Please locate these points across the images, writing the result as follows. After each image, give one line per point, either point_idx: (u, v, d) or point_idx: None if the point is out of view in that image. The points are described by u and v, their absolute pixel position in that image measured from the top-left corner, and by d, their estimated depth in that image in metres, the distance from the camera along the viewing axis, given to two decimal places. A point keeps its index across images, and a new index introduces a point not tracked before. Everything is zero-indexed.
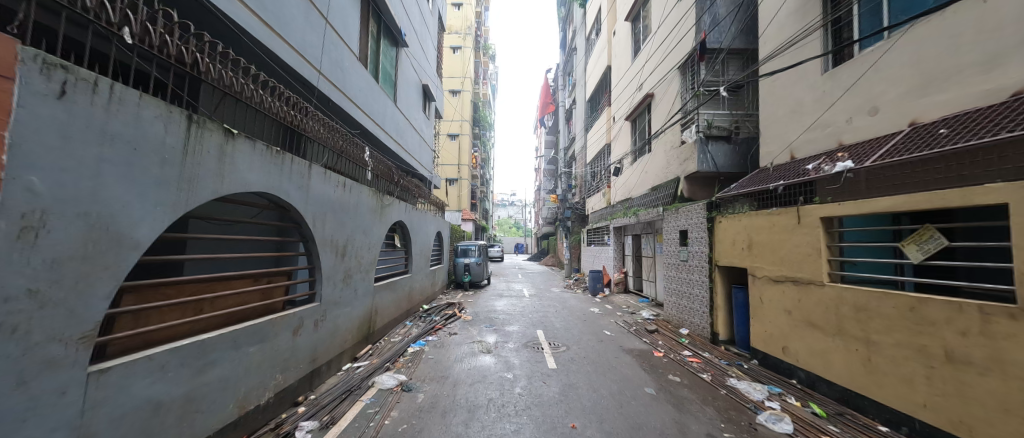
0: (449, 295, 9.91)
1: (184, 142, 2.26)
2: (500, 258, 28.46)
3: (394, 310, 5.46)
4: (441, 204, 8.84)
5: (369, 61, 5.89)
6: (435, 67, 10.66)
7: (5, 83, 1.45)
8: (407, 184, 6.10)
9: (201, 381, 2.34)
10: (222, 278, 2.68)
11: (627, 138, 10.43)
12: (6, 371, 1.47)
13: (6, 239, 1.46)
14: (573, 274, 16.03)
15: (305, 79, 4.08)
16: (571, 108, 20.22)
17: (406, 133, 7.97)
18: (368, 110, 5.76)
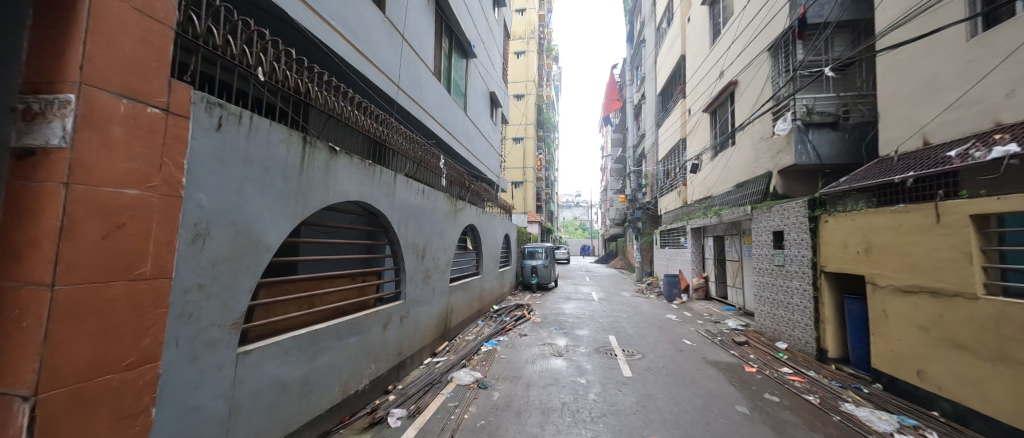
0: (518, 297, 10.09)
1: (299, 159, 2.63)
2: (567, 260, 28.22)
3: (467, 310, 5.73)
4: (509, 207, 9.07)
5: (442, 75, 6.29)
6: (501, 74, 11.01)
7: (183, 121, 1.88)
8: (477, 189, 6.37)
9: (313, 366, 2.71)
10: (328, 276, 3.04)
11: (706, 131, 9.63)
12: (183, 347, 1.90)
13: (183, 243, 1.90)
14: (644, 278, 15.20)
15: (390, 96, 4.51)
16: (640, 103, 19.30)
17: (475, 139, 8.32)
18: (442, 120, 6.15)
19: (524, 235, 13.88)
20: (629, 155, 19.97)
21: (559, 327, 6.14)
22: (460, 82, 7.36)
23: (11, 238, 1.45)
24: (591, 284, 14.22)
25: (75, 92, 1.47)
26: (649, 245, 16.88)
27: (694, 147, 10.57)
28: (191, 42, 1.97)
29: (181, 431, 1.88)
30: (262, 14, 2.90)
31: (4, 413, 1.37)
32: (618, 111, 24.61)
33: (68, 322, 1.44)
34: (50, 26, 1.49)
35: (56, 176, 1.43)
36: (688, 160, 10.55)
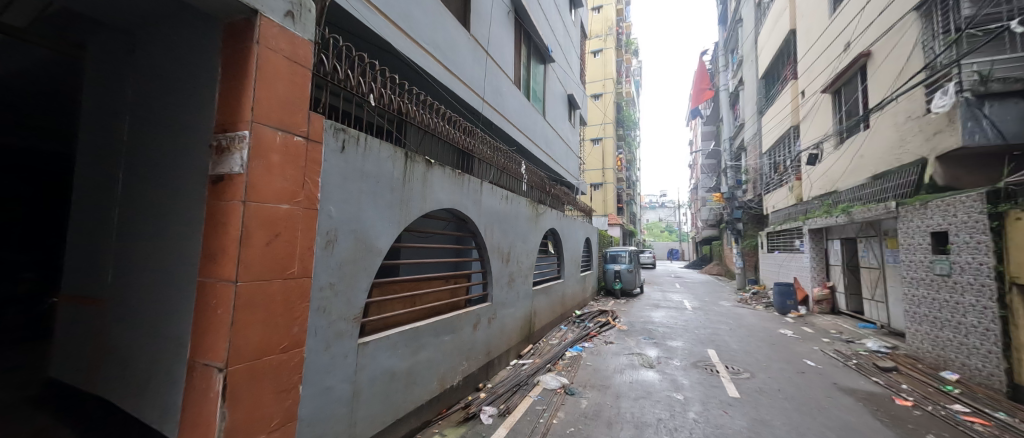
0: (600, 302, 9.82)
1: (403, 172, 2.93)
2: (652, 265, 26.58)
3: (550, 314, 5.76)
4: (589, 210, 8.89)
5: (521, 83, 6.48)
6: (579, 76, 10.90)
7: (318, 146, 2.25)
8: (557, 193, 6.38)
9: (416, 360, 2.98)
10: (427, 278, 3.31)
11: (829, 114, 8.19)
12: (320, 336, 2.26)
13: (319, 247, 2.27)
14: (747, 287, 13.48)
15: (475, 108, 4.77)
16: (737, 90, 17.28)
17: (554, 143, 8.35)
18: (522, 127, 6.31)
19: (605, 238, 13.44)
20: (724, 149, 18.00)
21: (649, 337, 5.78)
22: (539, 88, 7.49)
23: (210, 244, 1.88)
24: (682, 292, 13.09)
25: (249, 128, 1.85)
26: (753, 249, 14.91)
27: (814, 134, 9.05)
28: (323, 78, 2.35)
29: (318, 406, 2.23)
30: (372, 48, 3.32)
31: (207, 380, 1.78)
32: (709, 101, 22.35)
33: (246, 311, 1.81)
34: (233, 80, 1.91)
35: (237, 195, 1.82)
36: (803, 150, 9.09)
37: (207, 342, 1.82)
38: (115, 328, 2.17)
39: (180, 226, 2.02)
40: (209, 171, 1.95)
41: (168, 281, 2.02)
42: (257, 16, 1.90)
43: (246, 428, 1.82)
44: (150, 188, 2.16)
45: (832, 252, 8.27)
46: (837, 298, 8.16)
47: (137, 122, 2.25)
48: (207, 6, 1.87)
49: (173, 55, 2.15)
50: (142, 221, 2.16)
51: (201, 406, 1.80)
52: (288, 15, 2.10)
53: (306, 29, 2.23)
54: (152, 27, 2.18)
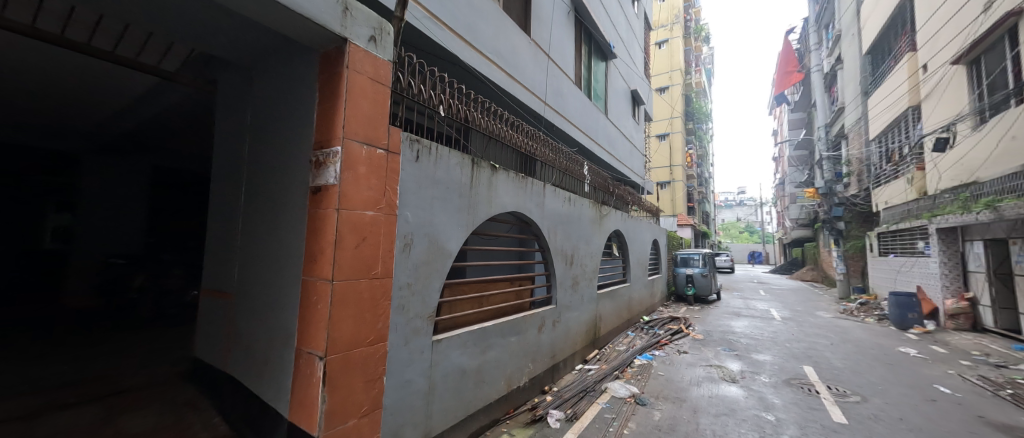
0: (671, 308, 9.27)
1: (470, 177, 3.04)
2: (730, 269, 24.35)
3: (616, 319, 5.58)
4: (656, 210, 8.45)
5: (583, 83, 6.39)
6: (643, 70, 10.46)
7: (396, 157, 2.44)
8: (621, 193, 6.16)
9: (484, 359, 3.07)
10: (493, 280, 3.40)
11: (965, 89, 6.76)
12: (400, 332, 2.44)
13: (397, 250, 2.45)
14: (853, 296, 11.63)
15: (536, 112, 4.80)
16: (834, 70, 15.09)
17: (617, 141, 8.07)
18: (583, 127, 6.21)
19: (674, 241, 12.64)
20: (819, 138, 15.82)
21: (729, 349, 5.28)
22: (601, 86, 7.30)
23: (312, 247, 2.14)
24: (768, 300, 11.73)
25: (340, 144, 2.07)
26: (860, 252, 12.82)
27: (944, 115, 7.50)
28: (400, 94, 2.54)
29: (399, 397, 2.41)
30: (440, 62, 3.52)
31: (310, 366, 2.03)
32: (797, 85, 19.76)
33: (340, 306, 2.03)
34: (328, 101, 2.16)
35: (332, 204, 2.05)
36: (927, 134, 7.62)
37: (310, 333, 2.07)
38: (240, 318, 2.56)
39: (288, 232, 2.33)
40: (310, 183, 2.22)
41: (280, 279, 2.33)
42: (346, 43, 2.14)
43: (341, 411, 2.04)
44: (264, 199, 2.53)
45: (974, 257, 6.80)
46: (980, 312, 6.68)
47: (254, 143, 2.64)
48: (307, 39, 2.14)
49: (280, 84, 2.49)
50: (260, 228, 2.52)
51: (306, 389, 2.05)
52: (371, 40, 2.32)
53: (385, 50, 2.44)
54: (265, 62, 2.56)
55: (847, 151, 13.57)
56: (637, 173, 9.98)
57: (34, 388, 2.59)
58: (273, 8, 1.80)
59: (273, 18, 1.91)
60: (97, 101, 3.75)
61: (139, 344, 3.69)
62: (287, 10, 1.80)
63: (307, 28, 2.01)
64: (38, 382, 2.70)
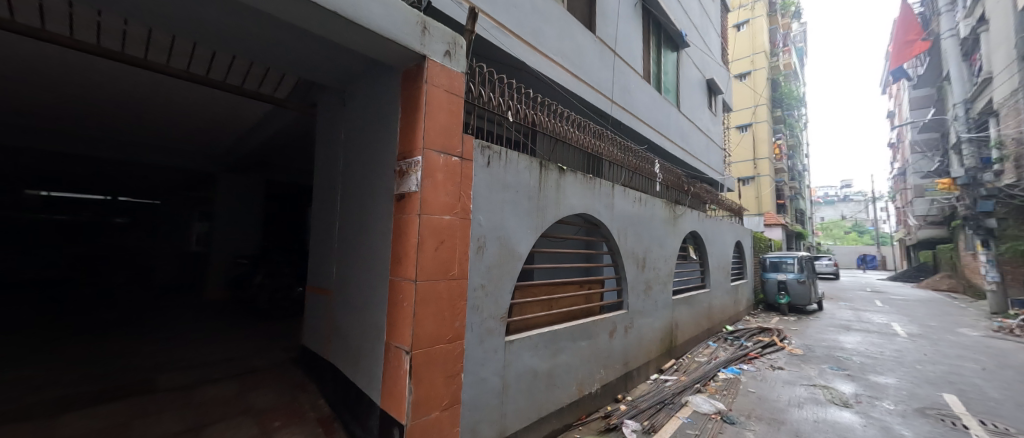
0: (760, 318, 8.40)
1: (539, 180, 3.04)
2: (834, 274, 21.28)
3: (694, 327, 5.21)
4: (737, 209, 7.70)
5: (651, 76, 6.10)
6: (720, 56, 9.62)
7: (469, 163, 2.55)
8: (698, 191, 5.70)
9: (555, 362, 3.06)
10: (562, 283, 3.37)
11: None
12: (475, 331, 2.54)
13: (471, 253, 2.55)
14: (1013, 311, 9.33)
15: (602, 110, 4.68)
16: (975, 32, 12.37)
17: (690, 135, 7.52)
18: (652, 123, 5.91)
19: (761, 242, 11.34)
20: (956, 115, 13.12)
21: (837, 368, 4.60)
22: (670, 78, 6.87)
23: (397, 250, 2.33)
24: (886, 312, 9.92)
25: (421, 154, 2.23)
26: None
27: None
28: (472, 102, 2.64)
29: (475, 394, 2.50)
30: (507, 69, 3.61)
31: (397, 359, 2.20)
32: (920, 55, 16.54)
33: (422, 305, 2.17)
34: (409, 115, 2.34)
35: (415, 209, 2.21)
36: None
37: (397, 329, 2.25)
38: (337, 313, 2.87)
39: (377, 235, 2.56)
40: (394, 190, 2.42)
41: (370, 278, 2.57)
42: (425, 60, 2.30)
43: (426, 403, 2.18)
44: (356, 206, 2.80)
45: None
46: None
47: (347, 156, 2.94)
48: (392, 59, 2.35)
49: (370, 102, 2.72)
50: (352, 233, 2.81)
51: (394, 380, 2.23)
52: (446, 54, 2.45)
53: (459, 62, 2.56)
54: (354, 84, 2.85)
55: (998, 130, 10.98)
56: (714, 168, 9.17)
57: (192, 362, 3.21)
58: (364, 33, 2.04)
59: (363, 43, 2.16)
60: (230, 126, 4.53)
61: (263, 330, 4.38)
62: (374, 33, 2.02)
63: (392, 50, 2.22)
64: (194, 358, 3.34)
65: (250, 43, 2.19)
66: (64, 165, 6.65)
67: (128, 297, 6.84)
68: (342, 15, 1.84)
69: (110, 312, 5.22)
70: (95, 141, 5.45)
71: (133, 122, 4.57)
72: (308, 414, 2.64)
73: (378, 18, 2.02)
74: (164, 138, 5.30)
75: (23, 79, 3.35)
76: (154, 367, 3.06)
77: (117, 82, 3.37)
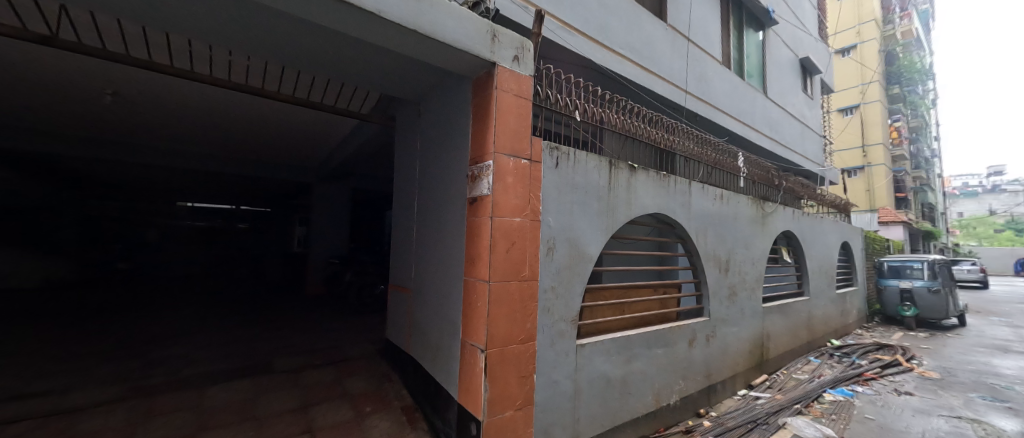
0: (877, 332, 7.22)
1: (608, 180, 2.94)
2: (981, 282, 17.38)
3: (790, 340, 4.66)
4: (841, 205, 6.69)
5: (731, 61, 5.65)
6: (816, 30, 8.47)
7: (537, 165, 2.55)
8: (791, 185, 5.06)
9: (630, 369, 2.93)
10: (635, 287, 3.22)
11: None
12: (546, 333, 2.53)
13: (541, 254, 2.55)
14: None
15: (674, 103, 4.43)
16: None
17: (778, 123, 6.78)
18: (733, 111, 5.47)
19: (875, 244, 9.75)
20: None
21: (990, 398, 3.76)
22: (753, 61, 6.25)
23: (470, 252, 2.42)
24: None
25: (492, 158, 2.29)
26: None
27: None
28: (539, 104, 2.64)
29: (548, 396, 2.49)
30: (573, 67, 3.60)
31: (473, 357, 2.28)
32: None
33: (495, 305, 2.23)
34: (479, 121, 2.42)
35: (487, 212, 2.27)
36: None
37: (471, 327, 2.33)
38: (416, 311, 3.07)
39: (450, 237, 2.68)
40: (467, 194, 2.52)
41: (445, 278, 2.70)
42: (494, 67, 2.36)
43: (501, 402, 2.22)
44: (431, 209, 2.96)
45: None
46: None
47: (423, 163, 3.14)
48: (463, 69, 2.45)
49: (444, 110, 2.86)
50: (428, 235, 2.99)
51: (469, 377, 2.31)
52: (515, 59, 2.49)
53: (527, 66, 2.57)
54: (428, 96, 3.03)
55: None
56: (808, 158, 8.10)
57: (299, 348, 3.69)
58: (438, 47, 2.17)
59: (438, 56, 2.29)
60: (325, 140, 5.14)
61: (353, 323, 4.87)
62: (448, 45, 2.14)
63: (463, 59, 2.31)
64: (301, 344, 3.83)
65: (343, 63, 2.46)
66: (203, 181, 8.13)
67: (247, 290, 8.10)
68: (419, 31, 1.99)
69: (235, 304, 6.22)
70: (225, 160, 6.58)
71: (253, 142, 5.43)
72: (394, 403, 2.85)
73: (451, 31, 2.14)
74: (272, 154, 6.17)
75: (181, 112, 4.18)
76: (271, 351, 3.58)
77: (244, 109, 4.03)
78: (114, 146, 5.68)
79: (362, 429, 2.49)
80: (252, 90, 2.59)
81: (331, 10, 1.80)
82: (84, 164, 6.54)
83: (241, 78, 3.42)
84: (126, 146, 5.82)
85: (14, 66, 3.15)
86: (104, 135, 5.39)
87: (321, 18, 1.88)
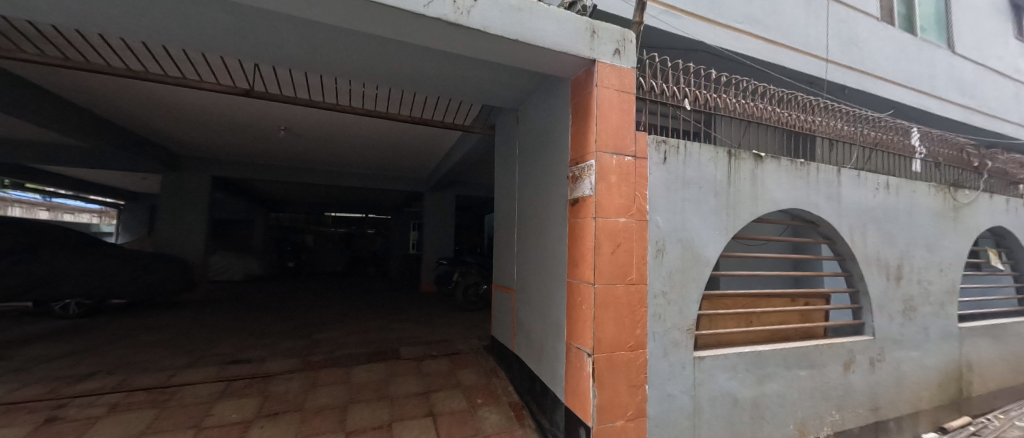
0: None
1: (728, 173, 2.59)
2: None
3: (1009, 373, 3.51)
4: None
5: (895, 15, 4.66)
6: None
7: (643, 162, 2.37)
8: (1002, 166, 3.80)
9: (763, 391, 2.53)
10: (766, 295, 2.78)
11: None
12: (658, 343, 2.33)
13: (650, 257, 2.35)
14: None
15: (808, 74, 3.88)
16: None
17: (974, 85, 5.25)
18: (897, 77, 4.52)
19: None
20: None
21: None
22: (929, 9, 4.93)
23: (573, 253, 2.37)
24: None
25: (594, 157, 2.21)
26: None
27: None
28: (642, 97, 2.46)
29: (663, 410, 2.29)
30: (682, 52, 3.54)
31: (579, 360, 2.23)
32: None
33: (601, 309, 2.14)
34: (579, 120, 2.37)
35: (590, 213, 2.20)
36: None
37: (577, 330, 2.29)
38: (519, 311, 3.16)
39: (552, 238, 2.68)
40: (568, 196, 2.48)
41: (548, 280, 2.72)
42: (594, 64, 2.28)
43: (610, 409, 2.13)
44: (532, 213, 3.02)
45: None
46: None
47: (523, 167, 3.23)
48: (563, 70, 2.44)
49: (542, 113, 2.88)
50: (529, 237, 3.05)
51: (576, 380, 2.26)
52: (616, 53, 2.37)
53: (629, 59, 2.42)
54: (527, 101, 3.11)
55: None
56: None
57: (420, 339, 4.14)
58: (538, 53, 2.21)
59: (537, 61, 2.33)
60: (436, 152, 5.70)
61: (463, 319, 5.29)
62: (547, 49, 2.15)
63: (562, 61, 2.29)
64: (420, 336, 4.30)
65: (451, 80, 2.70)
66: (342, 195, 9.85)
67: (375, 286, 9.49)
68: (519, 40, 2.06)
69: (367, 297, 7.36)
70: (357, 176, 7.82)
71: (379, 159, 6.33)
72: (502, 398, 2.97)
73: (551, 34, 2.15)
74: (396, 168, 7.17)
75: (332, 139, 5.12)
76: (398, 340, 4.10)
77: (376, 131, 4.72)
78: (288, 171, 7.32)
79: (476, 419, 2.65)
80: (378, 115, 3.00)
81: (443, 33, 1.99)
82: (269, 186, 8.55)
83: (370, 105, 4.00)
84: (293, 170, 7.40)
85: (236, 116, 4.33)
86: (282, 162, 6.96)
87: (436, 42, 2.09)
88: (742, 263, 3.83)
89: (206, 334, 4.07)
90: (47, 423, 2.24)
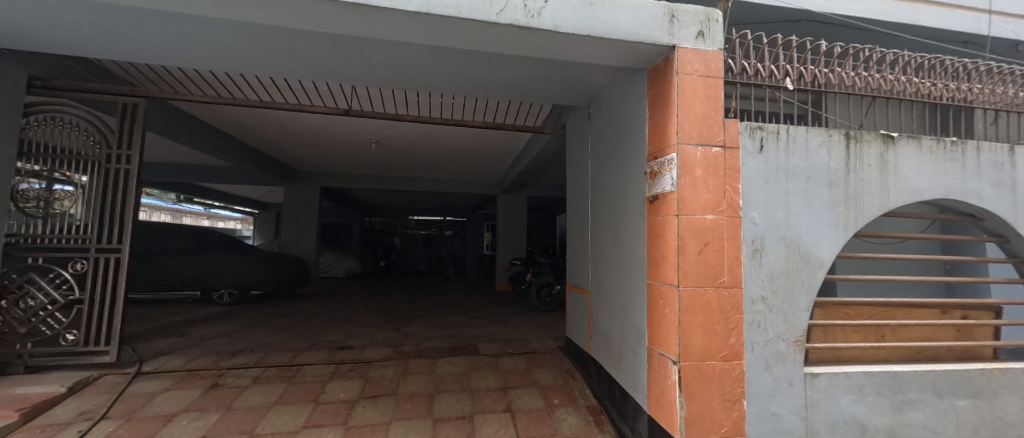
0: None
1: (844, 160, 2.21)
2: None
3: None
4: None
5: None
6: None
7: (735, 151, 2.14)
8: None
9: (903, 419, 2.10)
10: (904, 305, 2.30)
11: None
12: (759, 355, 2.08)
13: (746, 258, 2.11)
14: None
15: (959, 31, 3.16)
16: None
17: None
18: None
19: None
20: None
21: None
22: None
23: (653, 253, 2.22)
24: None
25: (676, 150, 2.05)
26: None
27: None
28: (732, 80, 2.22)
29: (767, 431, 2.03)
30: (784, 25, 3.19)
31: (663, 367, 2.09)
32: None
33: (687, 314, 1.99)
34: (658, 111, 2.22)
35: (671, 210, 2.05)
36: None
37: (658, 334, 2.15)
38: (596, 313, 3.07)
39: (630, 237, 2.55)
40: (645, 193, 2.35)
41: (625, 281, 2.60)
42: (675, 50, 2.13)
43: (700, 423, 1.96)
44: (608, 212, 2.92)
45: None
46: None
47: (596, 165, 3.14)
48: (639, 61, 2.32)
49: (616, 108, 2.78)
50: (606, 236, 2.94)
51: (660, 388, 2.12)
52: (699, 36, 2.17)
53: (715, 40, 2.20)
54: (600, 97, 3.03)
55: None
56: None
57: (497, 336, 4.29)
58: (612, 46, 2.13)
59: (611, 55, 2.25)
60: (509, 154, 5.87)
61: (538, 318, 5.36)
62: (621, 41, 2.07)
63: (639, 50, 2.18)
64: (497, 334, 4.44)
65: (522, 82, 2.77)
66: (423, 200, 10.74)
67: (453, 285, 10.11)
68: (592, 34, 2.01)
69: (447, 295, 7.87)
70: (436, 181, 8.42)
71: (457, 165, 6.75)
72: (580, 401, 2.92)
73: (626, 25, 2.06)
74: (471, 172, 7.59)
75: (416, 148, 5.62)
76: (477, 336, 4.30)
77: (455, 139, 5.04)
78: (379, 178, 8.22)
79: (554, 419, 2.64)
80: (455, 123, 3.17)
81: (515, 37, 2.04)
82: (364, 194, 9.69)
83: (449, 115, 4.28)
84: (383, 178, 8.28)
85: (342, 134, 5.02)
86: (375, 171, 7.85)
87: (509, 48, 2.15)
88: (868, 266, 3.25)
89: (319, 322, 4.76)
90: (212, 388, 2.82)
